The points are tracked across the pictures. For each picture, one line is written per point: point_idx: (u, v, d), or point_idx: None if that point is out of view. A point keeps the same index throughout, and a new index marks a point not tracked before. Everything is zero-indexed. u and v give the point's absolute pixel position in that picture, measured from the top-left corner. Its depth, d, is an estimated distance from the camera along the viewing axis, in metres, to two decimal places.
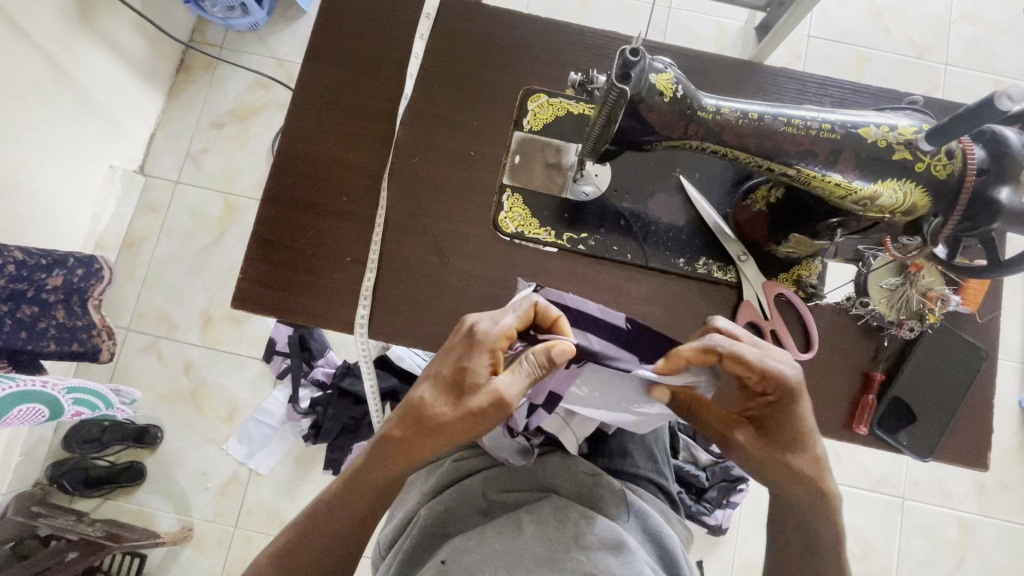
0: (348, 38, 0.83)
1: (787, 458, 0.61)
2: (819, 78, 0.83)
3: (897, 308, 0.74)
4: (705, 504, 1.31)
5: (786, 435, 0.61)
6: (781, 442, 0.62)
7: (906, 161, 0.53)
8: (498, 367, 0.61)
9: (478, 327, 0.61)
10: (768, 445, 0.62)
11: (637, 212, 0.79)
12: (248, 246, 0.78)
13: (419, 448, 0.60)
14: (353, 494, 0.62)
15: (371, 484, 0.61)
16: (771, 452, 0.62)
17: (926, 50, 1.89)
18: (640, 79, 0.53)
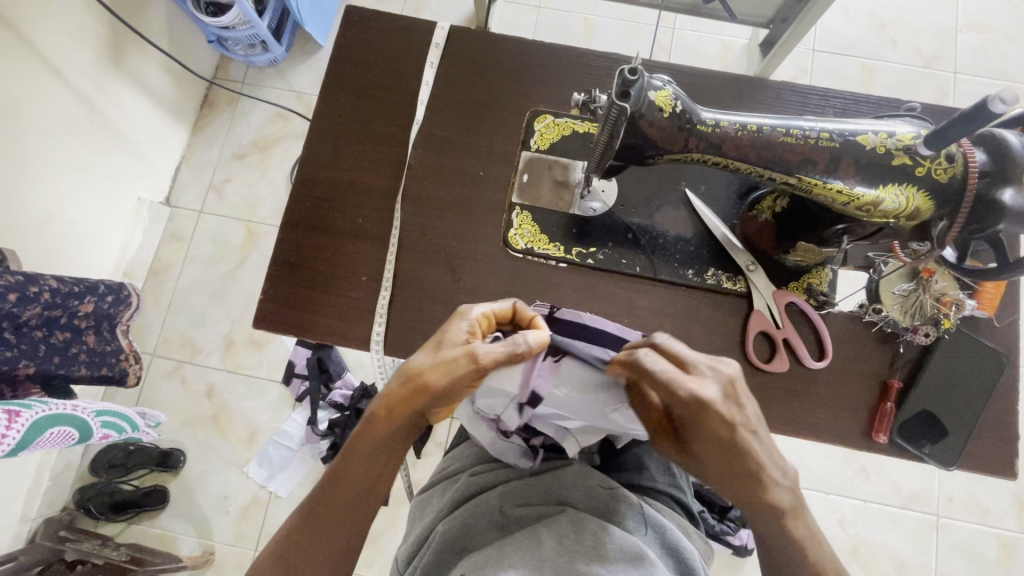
0: (361, 67, 0.87)
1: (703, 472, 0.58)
2: (819, 91, 0.85)
3: (911, 314, 0.73)
4: (730, 524, 1.26)
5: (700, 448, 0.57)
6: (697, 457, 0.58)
7: (905, 166, 0.54)
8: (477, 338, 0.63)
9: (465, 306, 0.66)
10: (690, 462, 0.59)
11: (645, 226, 0.81)
12: (268, 270, 0.81)
13: (395, 408, 0.61)
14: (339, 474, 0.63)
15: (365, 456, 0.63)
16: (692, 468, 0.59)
17: (934, 59, 1.89)
18: (639, 96, 0.55)
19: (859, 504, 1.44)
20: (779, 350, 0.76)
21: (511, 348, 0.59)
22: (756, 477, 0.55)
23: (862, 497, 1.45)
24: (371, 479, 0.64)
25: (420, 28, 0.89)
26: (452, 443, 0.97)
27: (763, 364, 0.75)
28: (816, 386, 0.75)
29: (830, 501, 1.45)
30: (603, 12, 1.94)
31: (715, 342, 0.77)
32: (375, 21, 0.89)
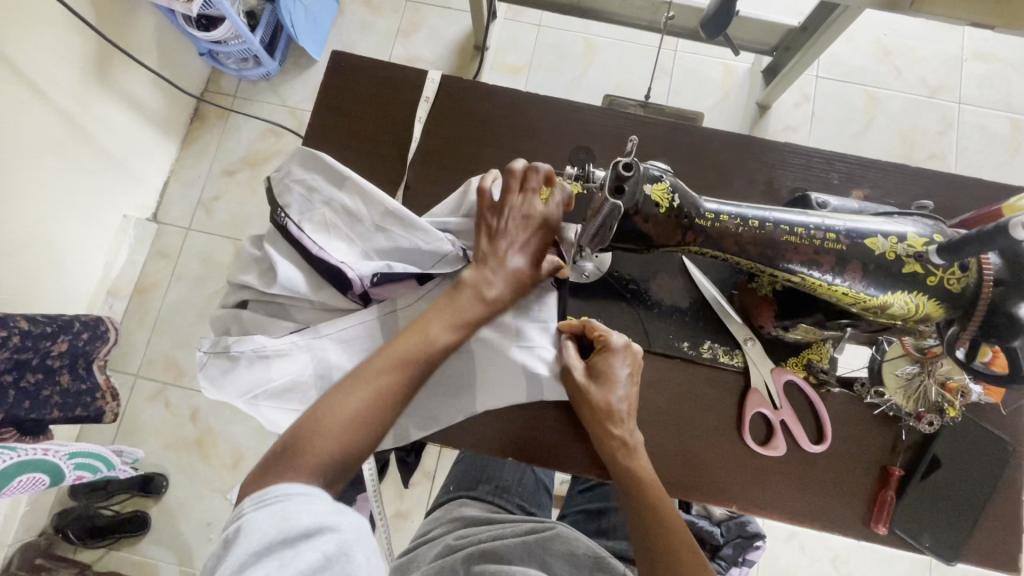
0: (349, 114, 0.83)
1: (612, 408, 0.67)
2: (824, 153, 0.81)
3: (915, 399, 0.70)
4: (719, 563, 1.04)
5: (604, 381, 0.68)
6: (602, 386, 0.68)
7: (916, 273, 0.51)
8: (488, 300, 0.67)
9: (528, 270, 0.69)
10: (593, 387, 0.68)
11: (639, 294, 0.77)
12: (228, 317, 0.75)
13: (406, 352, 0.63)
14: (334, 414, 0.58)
15: (373, 381, 0.61)
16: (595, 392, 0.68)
17: (939, 88, 1.86)
18: (635, 191, 0.51)
19: (853, 545, 1.41)
20: (777, 433, 0.72)
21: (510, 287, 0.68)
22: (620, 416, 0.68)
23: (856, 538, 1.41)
24: (387, 399, 0.61)
25: (411, 75, 0.85)
26: (434, 502, 0.93)
27: (757, 446, 0.73)
28: (816, 470, 0.72)
29: (824, 539, 1.41)
30: (603, 32, 1.87)
31: (710, 419, 0.74)
32: (365, 64, 0.85)
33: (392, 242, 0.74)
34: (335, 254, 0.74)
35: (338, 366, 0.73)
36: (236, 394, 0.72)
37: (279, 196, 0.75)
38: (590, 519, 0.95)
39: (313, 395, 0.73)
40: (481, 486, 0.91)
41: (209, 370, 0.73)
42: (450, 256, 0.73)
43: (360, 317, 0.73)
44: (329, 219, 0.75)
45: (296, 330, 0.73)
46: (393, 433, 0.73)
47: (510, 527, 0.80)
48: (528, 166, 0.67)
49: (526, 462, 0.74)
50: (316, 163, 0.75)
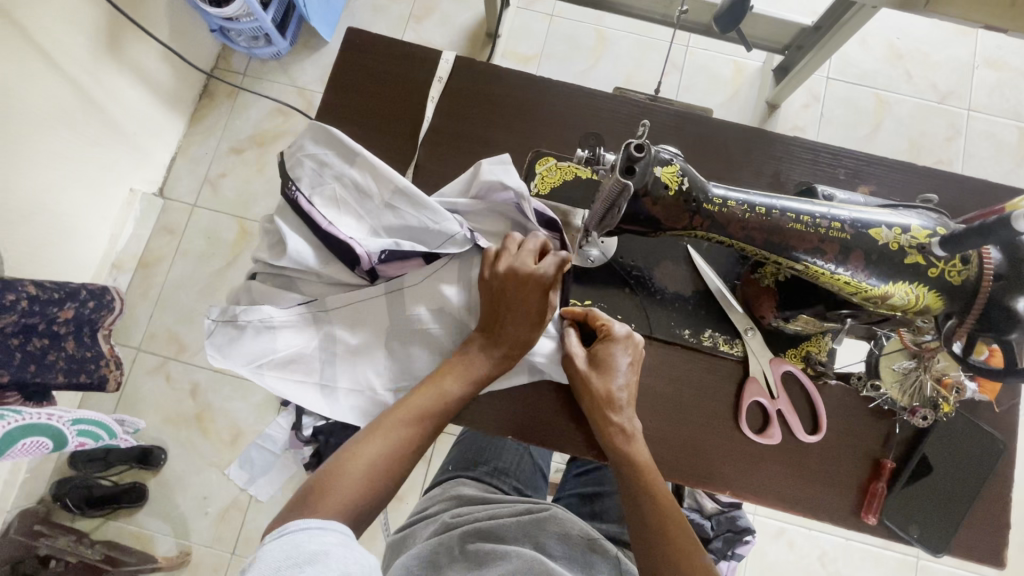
0: (361, 92, 0.83)
1: (610, 390, 0.69)
2: (831, 148, 0.82)
3: (910, 393, 0.71)
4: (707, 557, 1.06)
5: (604, 368, 0.69)
6: (602, 373, 0.69)
7: (918, 264, 0.51)
8: (500, 361, 0.69)
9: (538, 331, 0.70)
10: (593, 370, 0.70)
11: (643, 280, 0.78)
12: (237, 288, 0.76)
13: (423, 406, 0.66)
14: (357, 462, 0.61)
15: (391, 435, 0.64)
16: (595, 377, 0.69)
17: (949, 94, 1.86)
18: (645, 173, 0.52)
19: (840, 542, 1.43)
20: (773, 423, 0.74)
21: (520, 347, 0.69)
22: (615, 399, 0.69)
23: (843, 535, 1.43)
24: (400, 454, 0.64)
25: (424, 55, 0.85)
26: (433, 480, 0.94)
27: (753, 434, 0.74)
28: (810, 460, 0.74)
29: (812, 536, 1.42)
30: (616, 25, 1.87)
31: (708, 406, 0.76)
32: (378, 43, 0.85)
33: (401, 220, 0.75)
34: (344, 230, 0.75)
35: (343, 341, 0.75)
36: (241, 362, 0.73)
37: (292, 170, 0.76)
38: (583, 503, 0.96)
39: (316, 366, 0.74)
40: (478, 466, 0.92)
41: (216, 337, 0.74)
42: (457, 237, 0.74)
43: (368, 293, 0.75)
44: (339, 194, 0.76)
45: (302, 303, 0.75)
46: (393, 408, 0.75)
47: (505, 508, 0.81)
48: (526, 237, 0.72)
49: (525, 441, 0.75)
50: (329, 139, 0.76)
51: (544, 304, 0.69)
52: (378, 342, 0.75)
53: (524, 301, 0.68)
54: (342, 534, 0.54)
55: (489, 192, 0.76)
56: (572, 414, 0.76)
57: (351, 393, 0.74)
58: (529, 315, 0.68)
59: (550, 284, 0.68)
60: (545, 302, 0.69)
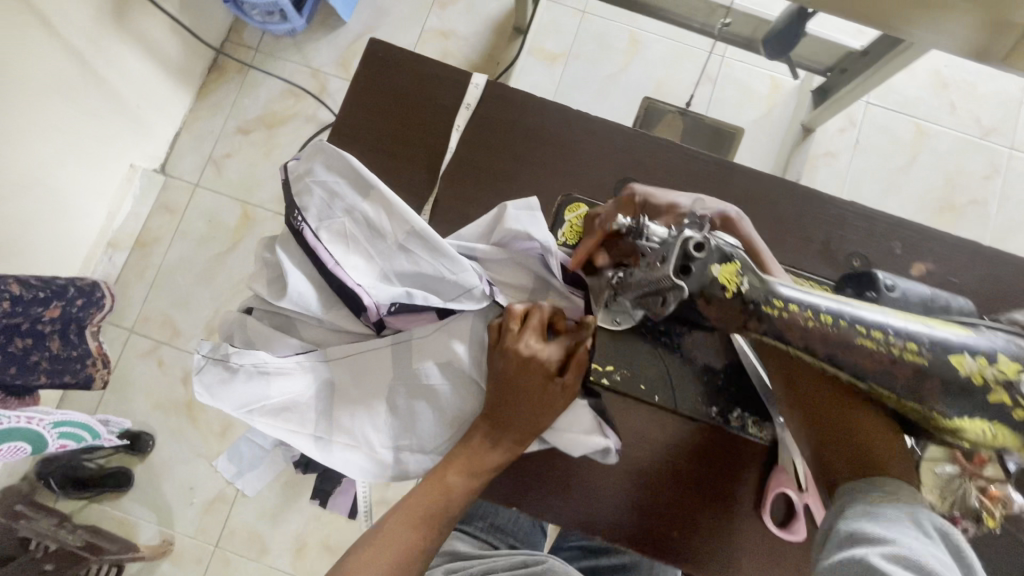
0: (383, 109, 0.76)
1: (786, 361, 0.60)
2: (889, 219, 0.75)
3: (950, 501, 0.65)
4: None
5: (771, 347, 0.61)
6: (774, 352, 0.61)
7: (1003, 405, 0.44)
8: (509, 449, 0.62)
9: (547, 416, 0.62)
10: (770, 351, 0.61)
11: (672, 347, 0.71)
12: (232, 317, 0.70)
13: (427, 505, 0.60)
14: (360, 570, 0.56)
15: (393, 540, 0.58)
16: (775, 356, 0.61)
17: (991, 130, 1.62)
18: (702, 272, 0.46)
19: None
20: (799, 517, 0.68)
21: (529, 435, 0.62)
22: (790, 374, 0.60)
23: None
24: (407, 561, 0.58)
25: (452, 75, 0.77)
26: None
27: (774, 527, 0.69)
28: None
29: None
30: (651, 27, 1.69)
31: (727, 491, 0.71)
32: (405, 57, 0.77)
33: (414, 265, 0.68)
34: (351, 271, 0.68)
35: (342, 390, 0.68)
36: (231, 405, 0.65)
37: (298, 197, 0.68)
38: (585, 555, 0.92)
39: (312, 415, 0.68)
40: (475, 522, 0.87)
41: (204, 376, 0.66)
42: (476, 291, 0.67)
43: (372, 343, 0.69)
44: (349, 229, 0.69)
45: (300, 351, 0.68)
46: (390, 466, 0.68)
47: (501, 560, 0.76)
48: (531, 307, 0.65)
49: (529, 512, 0.71)
50: (343, 167, 0.68)
51: (554, 389, 0.61)
52: (380, 395, 0.68)
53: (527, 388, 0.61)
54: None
55: (513, 240, 0.69)
56: (584, 488, 0.71)
57: (347, 448, 0.67)
58: (537, 403, 0.61)
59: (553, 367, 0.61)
60: (555, 387, 0.61)
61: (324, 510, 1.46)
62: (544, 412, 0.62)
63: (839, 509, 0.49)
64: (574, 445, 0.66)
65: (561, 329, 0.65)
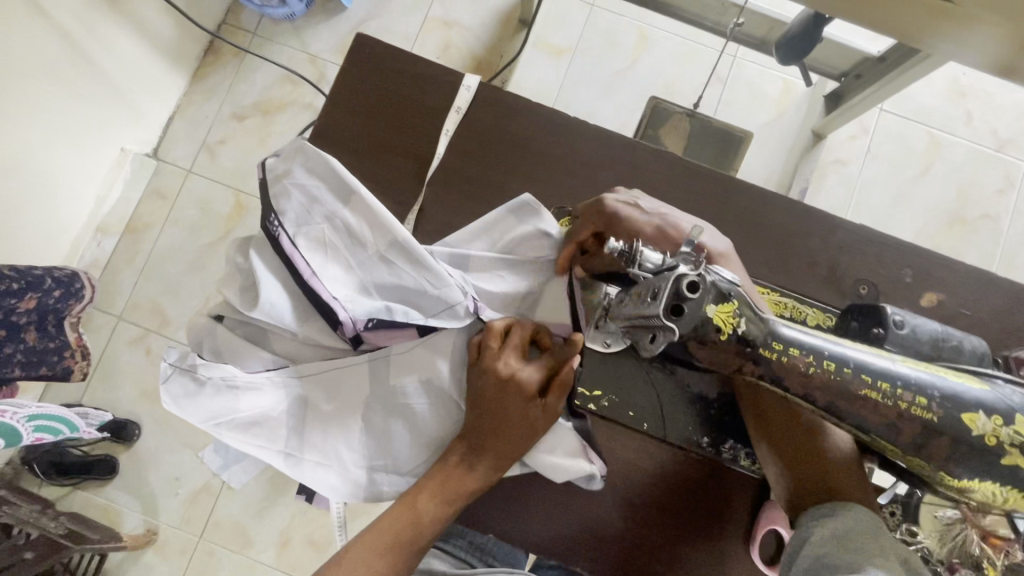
0: (372, 109, 0.72)
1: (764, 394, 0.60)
2: (900, 244, 0.71)
3: (948, 546, 0.62)
4: None
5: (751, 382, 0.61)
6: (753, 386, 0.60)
7: (1016, 468, 0.41)
8: (484, 472, 0.57)
9: (526, 437, 0.57)
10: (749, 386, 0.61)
11: (663, 373, 0.68)
12: (203, 324, 0.66)
13: (394, 531, 0.55)
14: None
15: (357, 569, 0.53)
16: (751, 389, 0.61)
17: (1008, 142, 1.56)
18: (697, 312, 0.42)
19: None
20: None
21: (507, 458, 0.58)
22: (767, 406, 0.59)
23: None
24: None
25: (446, 74, 0.73)
26: None
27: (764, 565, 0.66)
28: None
29: None
30: (662, 24, 1.62)
31: (716, 524, 0.68)
32: (397, 54, 0.73)
33: (396, 278, 0.64)
34: (328, 281, 0.63)
35: (317, 406, 0.64)
36: (198, 417, 0.61)
37: (275, 200, 0.64)
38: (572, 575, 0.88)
39: (283, 431, 0.63)
40: (456, 539, 0.83)
41: (169, 386, 0.62)
42: (459, 308, 0.63)
43: (347, 360, 0.64)
44: (328, 237, 0.64)
45: (271, 366, 0.64)
46: (365, 488, 0.63)
47: None
48: (513, 323, 0.61)
49: (506, 539, 0.68)
50: (325, 171, 0.65)
51: (532, 412, 0.57)
52: (356, 412, 0.64)
53: (505, 410, 0.57)
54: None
55: (518, 244, 0.67)
56: (567, 515, 0.68)
57: (319, 467, 0.63)
58: (515, 427, 0.57)
59: (533, 385, 0.57)
60: (534, 410, 0.57)
61: (309, 507, 1.43)
62: (523, 434, 0.57)
63: (803, 538, 0.50)
64: (557, 470, 0.63)
65: (547, 346, 0.60)
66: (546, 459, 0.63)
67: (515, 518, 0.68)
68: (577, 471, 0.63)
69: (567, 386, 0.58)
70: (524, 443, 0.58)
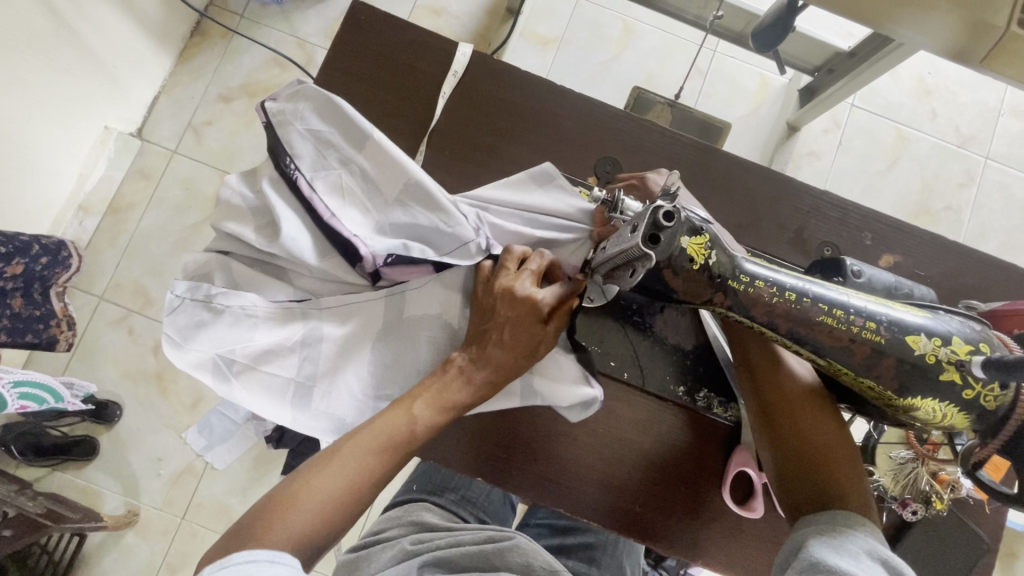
0: (367, 74, 0.75)
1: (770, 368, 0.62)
2: (862, 211, 0.76)
3: (902, 484, 0.67)
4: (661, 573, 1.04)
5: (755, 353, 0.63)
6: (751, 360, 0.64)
7: (952, 383, 0.46)
8: (475, 383, 0.59)
9: (528, 357, 0.59)
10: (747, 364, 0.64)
11: (642, 327, 0.73)
12: (211, 257, 0.65)
13: (386, 432, 0.55)
14: (309, 482, 0.51)
15: (351, 459, 0.53)
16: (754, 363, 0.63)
17: (969, 138, 1.65)
18: (670, 242, 0.46)
19: None
20: (757, 496, 0.69)
21: (501, 375, 0.59)
22: (773, 377, 0.62)
23: None
24: (358, 486, 0.53)
25: (439, 45, 0.76)
26: (390, 502, 0.88)
27: (737, 505, 0.71)
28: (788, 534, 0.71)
29: None
30: (645, 18, 1.67)
31: (691, 468, 0.72)
32: (391, 23, 0.76)
33: (411, 219, 0.66)
34: (348, 223, 0.65)
35: (330, 338, 0.64)
36: (211, 348, 0.62)
37: (289, 144, 0.65)
38: (556, 534, 0.91)
39: (296, 362, 0.64)
40: (447, 493, 0.87)
41: (178, 317, 0.62)
42: (471, 246, 0.65)
43: (367, 295, 0.65)
44: (345, 181, 0.66)
45: (293, 298, 0.65)
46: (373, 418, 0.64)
47: (467, 535, 0.74)
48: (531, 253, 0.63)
49: (496, 484, 0.71)
50: (336, 115, 0.66)
51: (540, 339, 0.59)
52: (366, 345, 0.65)
53: (516, 330, 0.58)
54: (292, 568, 0.46)
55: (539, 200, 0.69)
56: (551, 463, 0.71)
57: (329, 398, 0.64)
58: (519, 350, 0.59)
59: (547, 310, 0.58)
60: (541, 339, 0.59)
61: None
62: (525, 351, 0.59)
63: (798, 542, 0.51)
64: (561, 393, 0.66)
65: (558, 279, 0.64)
66: (548, 382, 0.66)
67: (503, 466, 0.71)
68: (583, 391, 0.66)
69: (564, 317, 0.61)
70: (524, 361, 0.59)
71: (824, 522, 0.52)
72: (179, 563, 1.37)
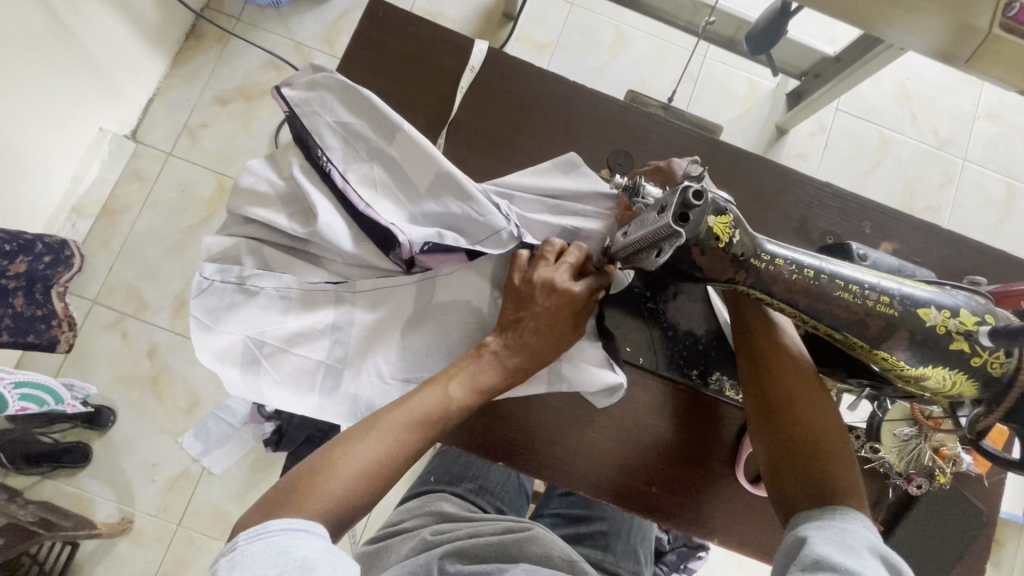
0: (381, 72, 0.76)
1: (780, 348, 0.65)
2: (861, 201, 0.80)
3: (906, 460, 0.70)
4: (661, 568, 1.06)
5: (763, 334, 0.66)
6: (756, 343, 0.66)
7: (962, 352, 0.49)
8: (507, 366, 0.60)
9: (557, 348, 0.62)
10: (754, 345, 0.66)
11: (656, 313, 0.75)
12: (242, 241, 0.66)
13: (419, 409, 0.56)
14: (346, 453, 0.52)
15: (388, 434, 0.54)
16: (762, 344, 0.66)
17: (947, 141, 1.73)
18: (698, 222, 0.48)
19: None
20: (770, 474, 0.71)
21: (530, 356, 0.61)
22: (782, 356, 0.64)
23: None
24: (393, 460, 0.54)
25: (453, 42, 0.78)
26: (405, 495, 0.89)
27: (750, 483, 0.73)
28: None
29: None
30: (637, 24, 1.72)
31: (704, 450, 0.74)
32: (405, 22, 0.78)
33: (444, 208, 0.67)
34: (381, 212, 0.66)
35: (361, 321, 0.66)
36: (241, 329, 0.63)
37: (318, 135, 0.67)
38: (565, 525, 0.93)
39: (326, 346, 0.65)
40: (463, 483, 0.88)
41: (208, 299, 0.63)
42: (503, 233, 0.66)
43: (398, 279, 0.66)
44: (374, 172, 0.67)
45: (329, 281, 0.66)
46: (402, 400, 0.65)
47: (487, 526, 0.75)
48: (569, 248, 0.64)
49: (516, 468, 0.72)
50: (362, 105, 0.67)
51: (568, 328, 0.62)
52: (396, 329, 0.67)
53: (551, 320, 0.60)
54: (325, 539, 0.46)
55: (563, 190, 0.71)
56: (569, 446, 0.73)
57: (357, 381, 0.65)
58: (551, 338, 0.61)
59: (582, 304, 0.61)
60: (569, 329, 0.62)
61: None
62: (554, 342, 0.61)
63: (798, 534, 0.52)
64: (588, 379, 0.68)
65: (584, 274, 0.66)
66: (575, 366, 0.68)
67: (524, 450, 0.72)
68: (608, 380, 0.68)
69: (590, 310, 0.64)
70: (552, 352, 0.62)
71: (816, 517, 0.53)
72: (175, 570, 1.35)
